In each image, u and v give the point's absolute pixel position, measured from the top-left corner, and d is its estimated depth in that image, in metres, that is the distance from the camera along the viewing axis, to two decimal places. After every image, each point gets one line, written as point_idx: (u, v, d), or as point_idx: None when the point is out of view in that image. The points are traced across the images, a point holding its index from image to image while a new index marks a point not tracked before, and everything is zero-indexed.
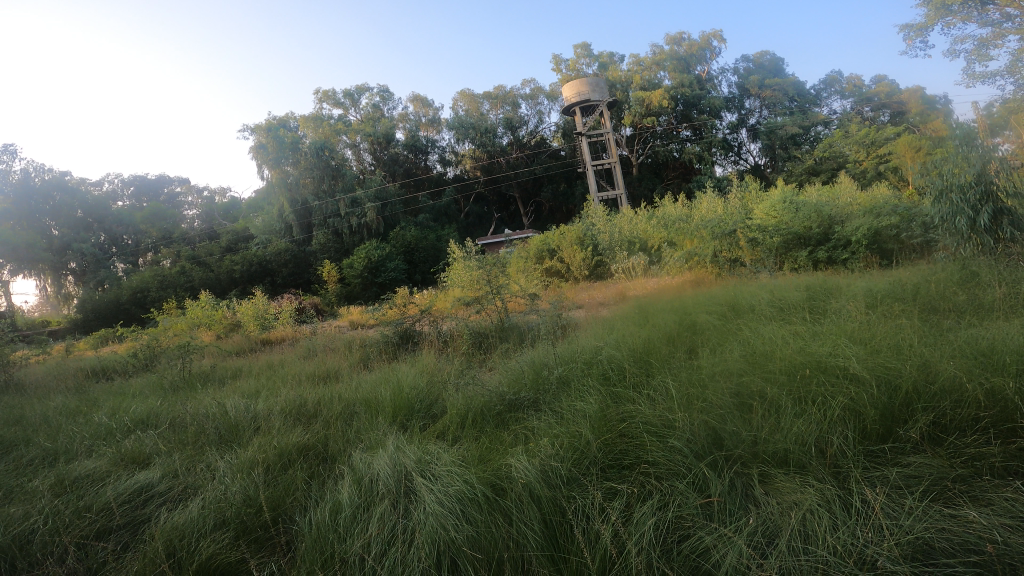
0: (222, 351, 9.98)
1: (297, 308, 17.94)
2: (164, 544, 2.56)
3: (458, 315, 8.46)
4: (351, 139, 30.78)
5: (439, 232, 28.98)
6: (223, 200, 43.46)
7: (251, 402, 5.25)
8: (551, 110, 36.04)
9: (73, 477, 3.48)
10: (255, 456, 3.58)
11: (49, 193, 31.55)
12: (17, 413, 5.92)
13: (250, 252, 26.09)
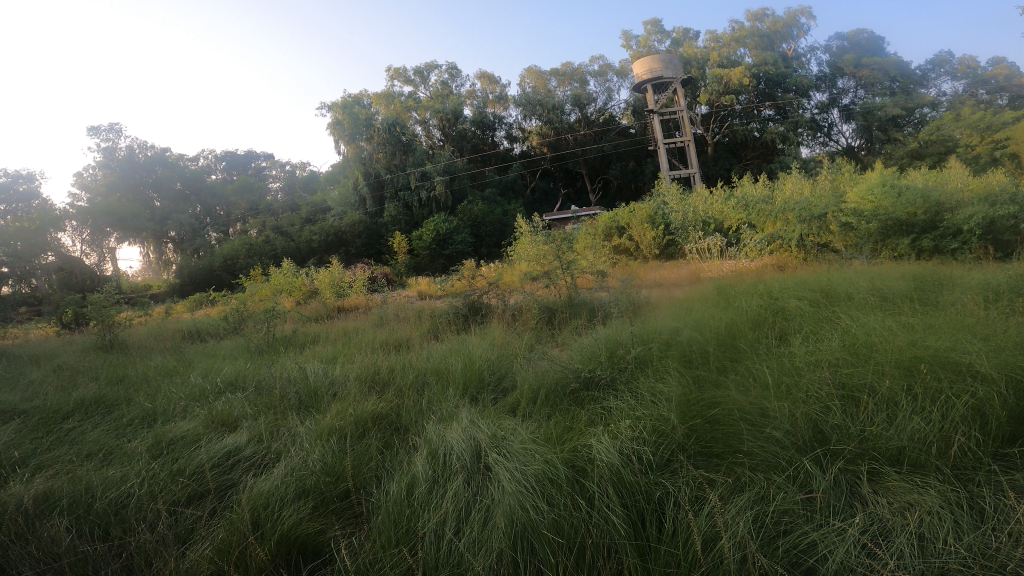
0: (302, 317, 10.48)
1: (369, 278, 18.52)
2: (250, 511, 2.63)
3: (525, 289, 8.40)
4: (421, 116, 31.13)
5: (507, 207, 29.01)
6: (304, 174, 45.36)
7: (329, 368, 5.47)
8: (621, 87, 35.10)
9: (169, 439, 3.70)
10: (334, 422, 3.71)
11: (151, 167, 34.12)
12: (122, 371, 6.44)
13: (328, 224, 27.17)
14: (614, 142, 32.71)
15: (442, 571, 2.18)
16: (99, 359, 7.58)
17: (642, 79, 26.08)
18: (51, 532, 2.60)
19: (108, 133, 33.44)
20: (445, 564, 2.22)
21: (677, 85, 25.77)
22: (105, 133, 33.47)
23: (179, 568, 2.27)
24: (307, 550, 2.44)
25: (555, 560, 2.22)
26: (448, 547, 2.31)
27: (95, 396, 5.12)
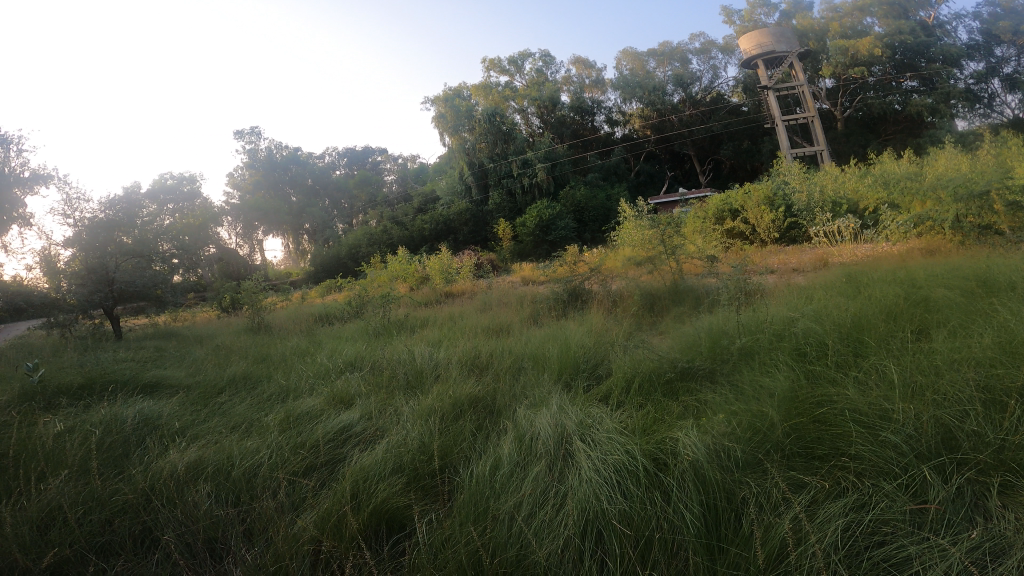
0: (414, 302, 11.07)
1: (476, 264, 19.09)
2: (352, 484, 2.79)
3: (628, 274, 8.51)
4: (519, 105, 31.58)
5: (610, 191, 28.43)
6: (416, 166, 47.44)
7: (435, 351, 5.77)
8: (727, 63, 33.16)
9: (296, 414, 4.07)
10: (434, 403, 3.92)
11: (287, 166, 37.24)
12: (265, 351, 7.22)
13: (437, 213, 28.37)
14: (724, 122, 31.03)
15: (511, 551, 2.26)
16: (247, 339, 8.52)
17: (751, 55, 24.50)
18: (194, 497, 2.78)
19: (251, 136, 37.06)
20: (516, 545, 2.30)
21: (793, 59, 23.91)
22: (248, 136, 37.16)
23: (290, 531, 2.45)
24: (395, 523, 2.60)
25: (620, 553, 2.22)
26: (519, 529, 2.38)
27: (243, 373, 5.75)
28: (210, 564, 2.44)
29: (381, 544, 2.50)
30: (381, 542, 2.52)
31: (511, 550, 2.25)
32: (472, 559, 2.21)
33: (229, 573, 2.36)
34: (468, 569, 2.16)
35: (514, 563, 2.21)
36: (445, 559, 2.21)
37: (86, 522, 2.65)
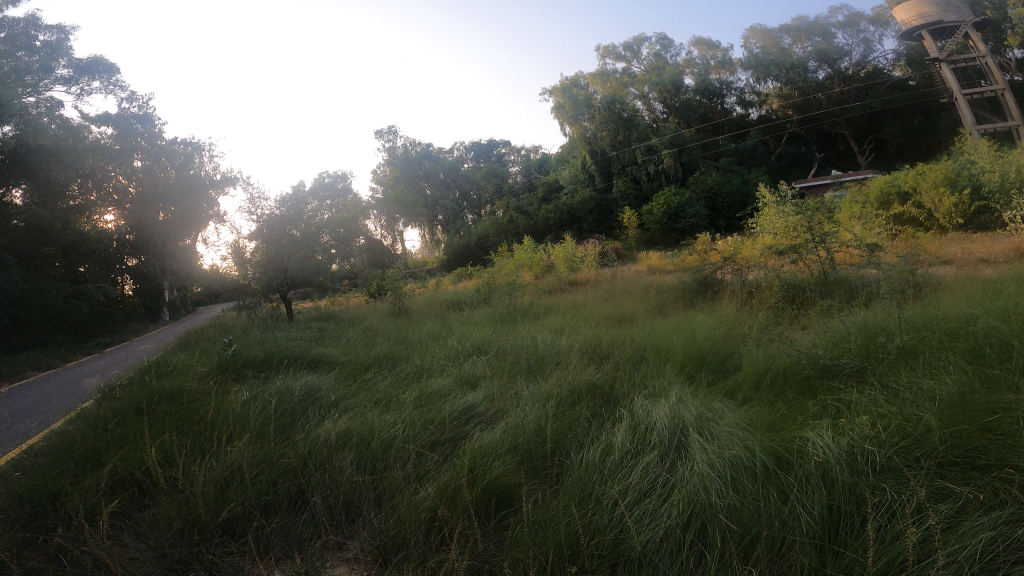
0: (539, 289, 11.33)
1: (600, 253, 18.98)
2: (471, 458, 2.99)
3: (766, 265, 7.46)
4: (639, 91, 30.39)
5: (746, 175, 26.58)
6: (540, 155, 47.70)
7: (557, 338, 5.93)
8: (882, 35, 29.86)
9: (428, 393, 4.41)
10: (552, 388, 4.07)
11: (421, 161, 39.82)
12: (405, 333, 7.86)
13: (561, 202, 28.73)
14: (887, 98, 27.63)
15: (608, 535, 2.32)
16: (390, 322, 9.30)
17: (911, 26, 21.84)
18: (340, 464, 3.09)
19: (389, 135, 39.96)
20: (615, 529, 2.36)
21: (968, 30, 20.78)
22: (387, 135, 40.06)
23: (412, 501, 2.65)
24: (504, 501, 2.73)
25: (722, 547, 2.20)
26: (621, 514, 2.43)
27: (386, 353, 6.31)
28: (344, 526, 2.74)
29: (489, 517, 2.65)
30: (489, 516, 2.67)
31: (610, 534, 2.32)
32: (571, 540, 2.30)
33: (363, 532, 2.63)
34: (566, 549, 2.26)
35: (612, 547, 2.28)
36: (545, 536, 2.33)
37: (257, 480, 3.00)
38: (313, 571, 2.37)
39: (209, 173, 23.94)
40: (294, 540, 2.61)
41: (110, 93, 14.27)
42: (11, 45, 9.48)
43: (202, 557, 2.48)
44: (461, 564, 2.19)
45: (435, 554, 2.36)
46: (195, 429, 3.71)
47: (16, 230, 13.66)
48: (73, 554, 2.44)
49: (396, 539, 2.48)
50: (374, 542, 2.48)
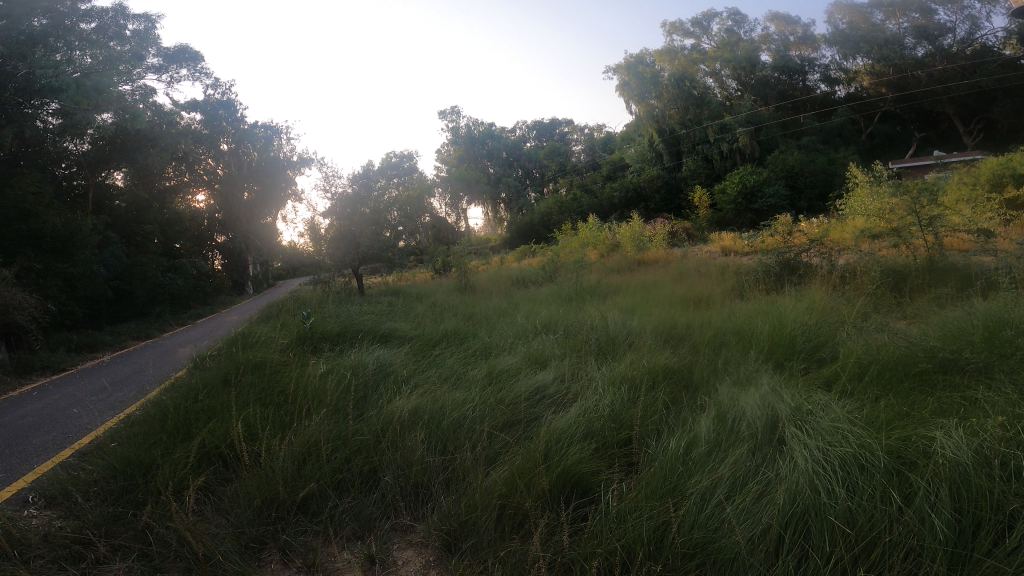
0: (606, 268, 11.00)
1: (669, 233, 18.31)
2: (544, 443, 2.85)
3: (861, 249, 7.01)
4: (711, 67, 28.51)
5: (832, 154, 24.79)
6: (603, 134, 46.46)
7: (628, 319, 5.70)
8: (989, 12, 26.80)
9: (496, 371, 4.33)
10: (628, 370, 3.89)
11: (483, 140, 40.07)
12: (471, 309, 7.81)
13: (628, 180, 27.90)
14: (997, 76, 24.81)
15: (697, 532, 2.14)
16: (455, 299, 9.29)
17: None
18: (411, 443, 3.04)
19: (451, 115, 40.11)
20: (703, 525, 2.17)
21: None
22: (449, 115, 40.25)
23: (483, 484, 2.55)
24: (581, 489, 2.58)
25: (831, 550, 1.99)
26: (713, 511, 2.24)
27: (454, 329, 6.27)
28: (415, 507, 2.69)
29: (565, 505, 2.52)
30: (565, 504, 2.53)
31: (698, 531, 2.13)
32: (657, 534, 2.14)
33: (433, 514, 2.56)
34: (650, 544, 2.10)
35: (700, 545, 2.10)
36: (626, 530, 2.17)
37: (332, 458, 3.00)
38: (382, 555, 2.33)
39: (286, 153, 24.77)
40: (364, 521, 2.58)
41: (196, 80, 14.86)
42: (102, 35, 9.39)
43: (278, 537, 2.47)
44: (539, 559, 2.05)
45: (507, 542, 2.27)
46: (276, 401, 3.78)
47: (117, 210, 15.00)
48: (157, 531, 2.48)
49: (467, 525, 2.38)
50: (442, 527, 2.39)
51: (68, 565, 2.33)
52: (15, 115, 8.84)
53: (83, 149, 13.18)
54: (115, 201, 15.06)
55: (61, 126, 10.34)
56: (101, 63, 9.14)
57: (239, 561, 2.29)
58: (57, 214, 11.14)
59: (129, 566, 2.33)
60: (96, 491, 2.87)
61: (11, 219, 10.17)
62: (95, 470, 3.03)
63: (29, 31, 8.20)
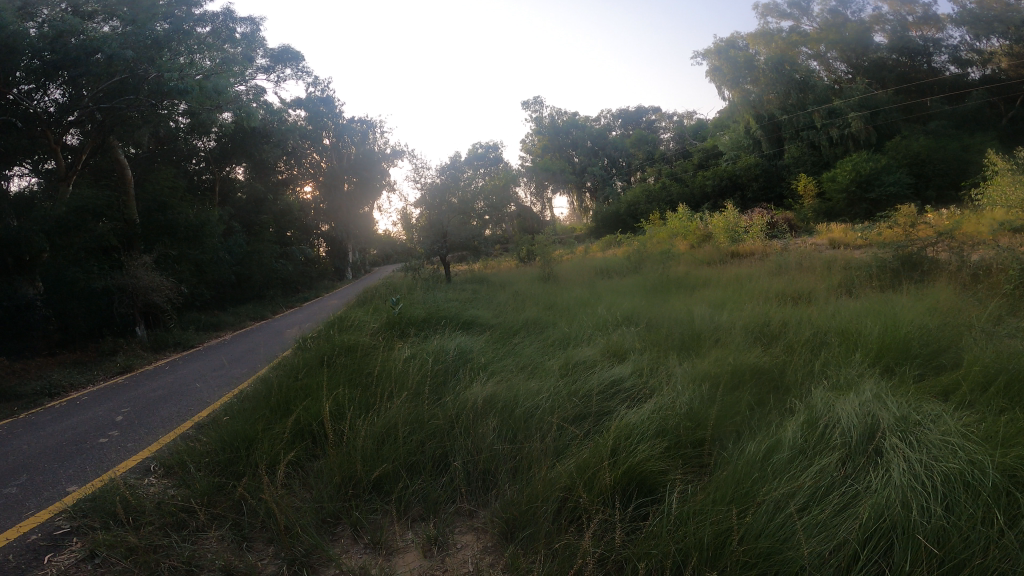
0: (696, 260, 10.65)
1: (768, 223, 17.22)
2: (614, 438, 2.84)
3: (999, 245, 6.48)
4: (815, 50, 26.91)
5: (966, 140, 22.31)
6: (694, 120, 44.78)
7: (717, 314, 5.58)
8: None
9: (573, 362, 4.37)
10: (710, 369, 3.79)
11: (568, 130, 39.97)
12: (555, 298, 7.90)
13: (722, 168, 26.99)
14: None
15: (762, 541, 2.07)
16: (539, 287, 9.38)
17: None
18: (482, 430, 3.13)
19: (534, 105, 40.17)
20: (769, 535, 2.09)
21: None
22: (532, 106, 40.32)
23: (547, 476, 2.59)
24: (647, 487, 2.56)
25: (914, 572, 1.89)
26: (782, 521, 2.16)
27: (535, 318, 6.37)
28: (479, 494, 2.78)
29: (627, 503, 2.52)
30: (628, 502, 2.53)
31: (762, 540, 2.07)
32: (719, 539, 2.11)
33: (495, 503, 2.64)
34: (708, 549, 2.07)
35: (765, 554, 2.04)
36: (685, 535, 2.14)
37: (409, 440, 3.15)
38: (443, 537, 2.46)
39: (381, 145, 25.45)
40: (431, 504, 2.70)
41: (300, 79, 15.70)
42: (215, 37, 10.20)
43: (351, 514, 2.64)
44: (591, 556, 2.07)
45: (562, 535, 2.30)
46: (363, 383, 4.02)
47: (240, 201, 16.61)
48: (250, 503, 2.71)
49: (525, 515, 2.43)
50: (502, 516, 2.47)
51: (172, 531, 2.58)
52: (149, 116, 9.76)
53: (211, 146, 14.82)
54: (237, 193, 16.58)
55: (190, 125, 11.47)
56: (218, 65, 10.01)
57: (315, 536, 2.46)
58: (190, 206, 12.45)
59: (223, 534, 2.56)
60: (205, 462, 3.18)
61: (151, 211, 11.23)
62: (206, 443, 3.36)
63: (157, 36, 8.84)
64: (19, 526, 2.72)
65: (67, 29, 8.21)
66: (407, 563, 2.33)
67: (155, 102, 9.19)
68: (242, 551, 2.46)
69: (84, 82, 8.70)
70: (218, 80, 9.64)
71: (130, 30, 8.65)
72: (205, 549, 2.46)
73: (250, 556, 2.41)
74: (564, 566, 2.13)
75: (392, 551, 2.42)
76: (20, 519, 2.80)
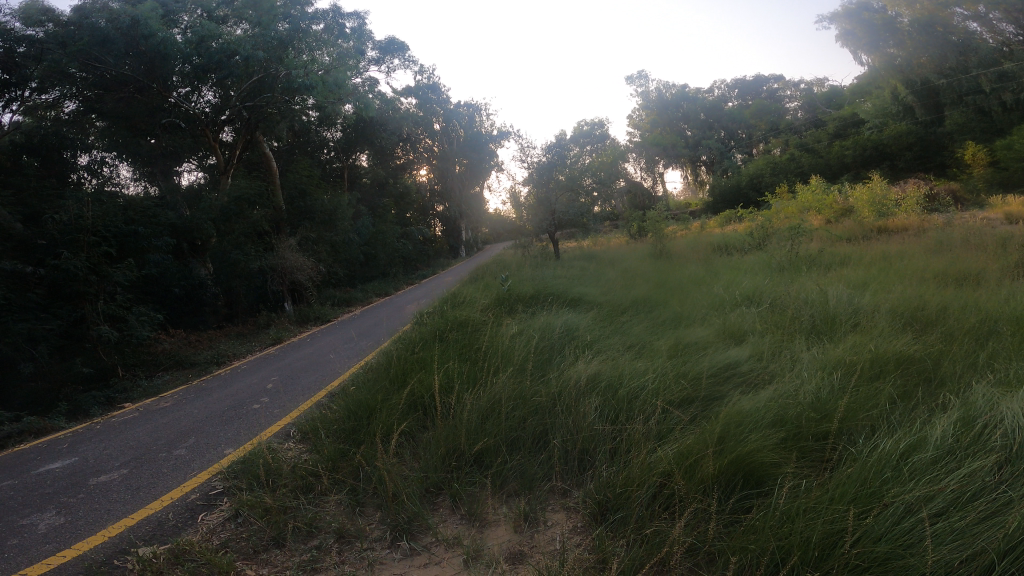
0: (832, 237, 9.81)
1: (927, 195, 15.26)
2: (723, 425, 2.73)
3: None
4: (973, 10, 21.89)
5: None
6: (826, 86, 40.61)
7: (856, 295, 5.15)
8: None
9: (684, 343, 4.25)
10: (844, 356, 3.52)
11: (678, 103, 38.35)
12: (668, 276, 7.69)
13: (864, 137, 23.77)
14: None
15: (881, 545, 1.92)
16: (650, 265, 9.14)
17: None
18: (584, 409, 3.14)
19: (639, 80, 38.87)
20: (891, 540, 1.93)
21: None
22: (638, 81, 39.01)
23: (647, 459, 2.55)
24: (755, 479, 2.45)
25: None
26: (910, 526, 1.97)
27: (645, 296, 6.25)
28: (575, 474, 2.82)
29: (730, 494, 2.42)
30: (731, 492, 2.44)
31: (882, 544, 1.92)
32: (829, 540, 1.98)
33: (589, 484, 2.66)
34: (813, 550, 1.96)
35: (881, 561, 1.90)
36: (790, 532, 2.04)
37: (512, 415, 3.24)
38: (535, 514, 2.52)
39: (487, 128, 25.76)
40: (527, 480, 2.77)
41: (407, 68, 16.36)
42: (330, 34, 10.74)
43: (451, 485, 2.77)
44: (682, 546, 2.04)
45: (655, 521, 2.28)
46: (472, 358, 4.18)
47: (366, 186, 17.75)
48: (366, 470, 2.94)
49: (620, 498, 2.43)
50: (596, 497, 2.48)
51: (301, 493, 2.86)
52: (285, 110, 10.68)
53: (337, 137, 15.87)
54: (362, 179, 17.73)
55: (319, 118, 12.36)
56: (334, 60, 10.66)
57: (420, 505, 2.62)
58: (324, 193, 13.52)
59: (341, 499, 2.80)
60: (332, 429, 3.48)
61: (294, 198, 12.34)
62: (335, 411, 3.67)
63: (281, 37, 9.64)
64: (184, 484, 3.13)
65: (207, 34, 8.90)
66: (498, 537, 2.43)
67: (287, 98, 10.14)
68: (355, 515, 2.67)
69: (230, 83, 9.85)
70: (337, 74, 10.48)
71: (258, 32, 9.46)
72: (325, 511, 2.71)
73: (361, 521, 2.62)
74: (654, 553, 2.11)
75: (485, 523, 2.54)
76: (185, 477, 3.23)
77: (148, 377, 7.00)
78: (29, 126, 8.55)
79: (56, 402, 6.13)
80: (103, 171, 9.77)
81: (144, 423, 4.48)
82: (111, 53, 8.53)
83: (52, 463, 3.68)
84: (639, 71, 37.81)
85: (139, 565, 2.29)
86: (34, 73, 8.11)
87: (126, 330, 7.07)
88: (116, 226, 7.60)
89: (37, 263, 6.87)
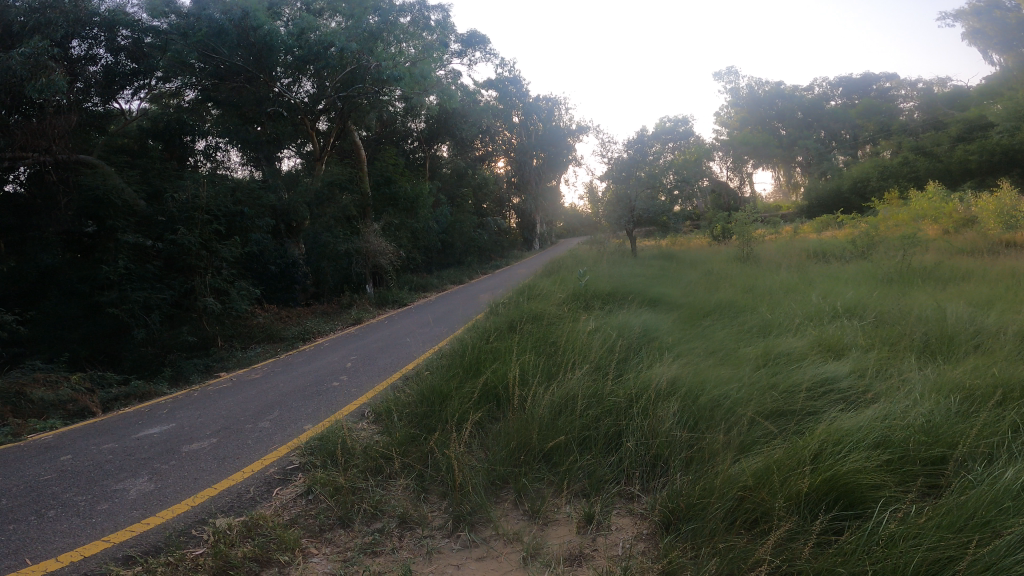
0: (950, 249, 8.97)
1: None
2: (819, 442, 2.55)
3: None
4: None
5: None
6: (946, 84, 37.12)
7: (978, 314, 4.67)
8: None
9: (775, 352, 4.02)
10: (963, 379, 3.19)
11: (772, 100, 36.43)
12: (755, 281, 7.32)
13: (993, 139, 21.54)
14: None
15: None
16: (737, 268, 8.75)
17: None
18: (662, 413, 3.03)
19: (728, 76, 37.11)
20: None
21: None
22: (727, 77, 37.31)
23: (728, 471, 2.43)
24: (851, 501, 2.27)
25: None
26: None
27: (732, 301, 5.98)
28: (648, 480, 2.74)
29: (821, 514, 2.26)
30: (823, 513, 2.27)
31: None
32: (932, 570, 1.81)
33: (660, 491, 2.57)
34: None
35: None
36: (888, 557, 1.88)
37: (585, 413, 3.19)
38: (600, 516, 2.48)
39: (567, 121, 25.57)
40: (595, 481, 2.73)
41: (488, 61, 16.46)
42: (416, 26, 10.90)
43: (517, 479, 2.77)
44: (763, 562, 1.93)
45: (732, 536, 2.17)
46: (548, 351, 4.16)
47: (446, 176, 18.12)
48: (434, 457, 2.98)
49: (694, 508, 2.32)
50: (666, 505, 2.39)
51: (370, 474, 2.96)
52: (375, 102, 10.89)
53: (420, 127, 16.28)
54: (443, 168, 18.13)
55: (405, 109, 12.67)
56: (420, 53, 10.90)
57: (484, 496, 2.64)
58: (409, 181, 13.89)
59: (406, 484, 2.87)
60: (407, 412, 3.57)
61: (380, 184, 12.69)
62: (410, 395, 3.76)
63: (371, 29, 9.96)
64: (265, 457, 3.32)
65: (306, 26, 9.43)
66: (560, 536, 2.40)
67: (377, 90, 10.48)
68: (419, 501, 2.73)
69: (326, 74, 10.21)
70: (423, 66, 10.74)
71: (351, 25, 9.90)
72: (391, 495, 2.79)
73: (424, 508, 2.67)
74: (729, 568, 2.01)
75: (548, 521, 2.51)
76: (267, 451, 3.41)
77: (242, 348, 7.51)
78: (154, 112, 9.68)
79: (161, 367, 6.74)
80: (217, 155, 10.74)
81: (235, 393, 4.79)
82: (225, 44, 9.06)
83: (152, 427, 4.00)
84: (728, 67, 36.21)
85: (215, 536, 2.43)
86: (159, 61, 8.93)
87: (226, 303, 7.63)
88: (226, 206, 8.22)
89: (155, 238, 7.37)
